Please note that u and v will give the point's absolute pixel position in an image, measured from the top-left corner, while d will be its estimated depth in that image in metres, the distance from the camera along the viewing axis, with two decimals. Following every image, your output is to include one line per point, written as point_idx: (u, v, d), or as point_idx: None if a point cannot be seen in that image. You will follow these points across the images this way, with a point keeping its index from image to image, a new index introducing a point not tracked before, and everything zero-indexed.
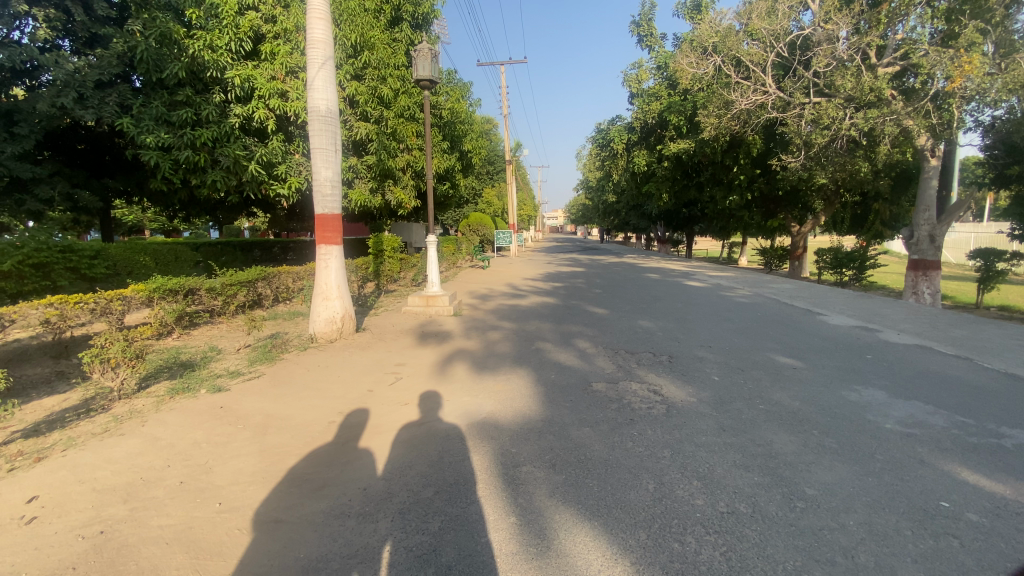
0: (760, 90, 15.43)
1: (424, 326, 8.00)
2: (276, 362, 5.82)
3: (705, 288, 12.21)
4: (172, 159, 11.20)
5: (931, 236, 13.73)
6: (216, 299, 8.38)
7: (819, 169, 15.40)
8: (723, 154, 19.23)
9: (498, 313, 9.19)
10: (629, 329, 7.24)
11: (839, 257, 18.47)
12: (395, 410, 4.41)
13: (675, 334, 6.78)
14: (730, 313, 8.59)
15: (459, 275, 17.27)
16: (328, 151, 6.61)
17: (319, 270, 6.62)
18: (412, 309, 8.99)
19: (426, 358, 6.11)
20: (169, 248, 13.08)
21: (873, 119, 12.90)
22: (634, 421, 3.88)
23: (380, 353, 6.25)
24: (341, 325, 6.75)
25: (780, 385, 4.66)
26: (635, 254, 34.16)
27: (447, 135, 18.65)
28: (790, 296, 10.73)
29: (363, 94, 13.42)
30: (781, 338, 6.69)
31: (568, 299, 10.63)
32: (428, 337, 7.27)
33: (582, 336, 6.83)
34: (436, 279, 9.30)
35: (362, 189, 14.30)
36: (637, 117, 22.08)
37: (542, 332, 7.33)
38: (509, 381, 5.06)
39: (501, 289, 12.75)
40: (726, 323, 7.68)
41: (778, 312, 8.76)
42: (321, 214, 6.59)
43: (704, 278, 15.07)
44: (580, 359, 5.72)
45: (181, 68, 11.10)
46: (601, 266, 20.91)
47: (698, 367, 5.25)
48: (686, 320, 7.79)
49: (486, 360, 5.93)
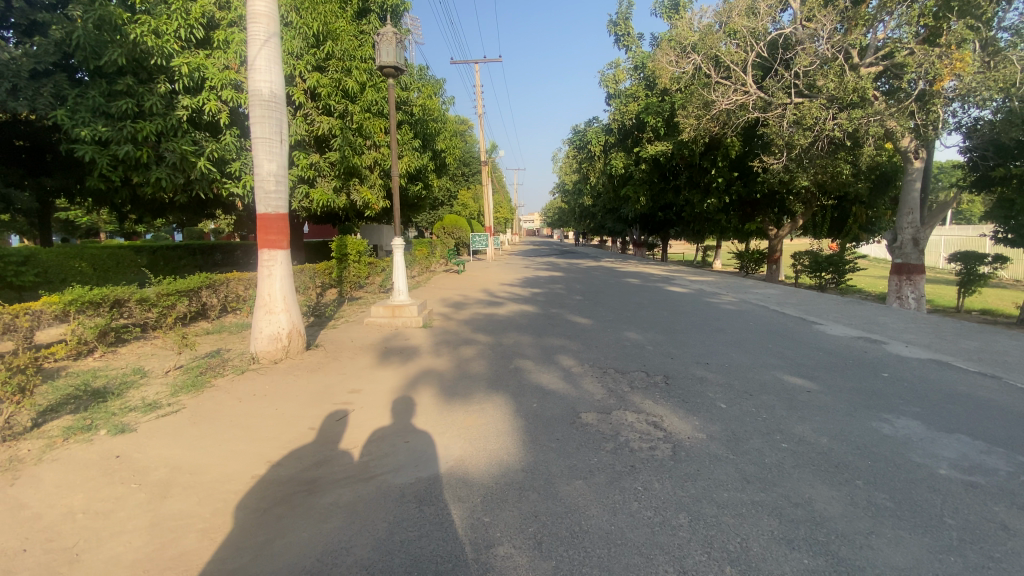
0: (741, 90, 15.03)
1: (388, 341, 7.12)
2: (205, 390, 4.89)
3: (690, 294, 11.62)
4: (110, 155, 9.93)
5: (915, 239, 13.51)
6: (150, 311, 7.33)
7: (801, 171, 15.05)
8: (701, 157, 18.88)
9: (472, 324, 8.37)
10: (617, 342, 6.52)
11: (819, 261, 18.21)
12: (341, 456, 3.56)
13: (668, 349, 6.09)
14: (723, 322, 7.97)
15: (431, 280, 16.37)
16: (272, 141, 5.74)
17: (262, 279, 5.77)
18: (375, 320, 8.10)
19: (386, 382, 5.25)
20: (109, 252, 11.81)
21: (857, 120, 12.58)
22: (637, 468, 3.12)
23: (332, 377, 5.36)
24: (287, 343, 5.89)
25: (799, 415, 3.98)
26: (612, 257, 33.74)
27: (418, 133, 17.77)
28: (779, 302, 10.22)
29: (325, 86, 12.66)
30: (783, 352, 6.08)
31: (547, 307, 9.86)
32: (391, 353, 6.40)
33: (565, 352, 6.09)
34: (403, 286, 8.44)
35: (325, 188, 13.47)
36: (614, 118, 21.55)
37: (521, 346, 6.56)
38: (483, 411, 4.27)
39: (476, 296, 11.94)
40: (720, 334, 7.03)
41: (772, 321, 8.18)
42: (263, 214, 5.74)
43: (686, 282, 14.52)
44: (565, 381, 4.95)
45: (121, 56, 9.71)
46: (579, 270, 20.29)
47: (701, 390, 4.56)
48: (678, 332, 7.12)
49: (456, 383, 5.12)
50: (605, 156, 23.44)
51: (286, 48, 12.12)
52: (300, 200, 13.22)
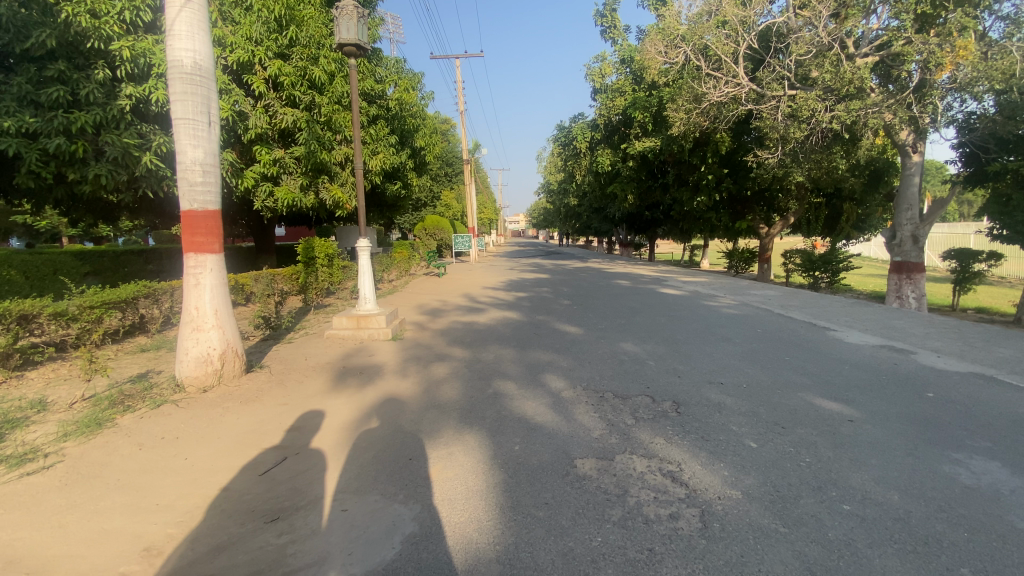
0: (733, 81, 14.28)
1: (348, 358, 6.16)
2: (103, 432, 3.90)
3: (686, 297, 10.78)
4: (40, 149, 8.75)
5: (915, 237, 12.92)
6: (70, 327, 6.36)
7: (796, 167, 14.12)
8: (690, 153, 18.22)
9: (447, 335, 7.46)
10: (611, 358, 5.65)
11: (813, 259, 17.55)
12: (252, 539, 2.61)
13: (672, 366, 5.23)
14: (727, 329, 7.17)
15: (410, 285, 15.38)
16: (197, 123, 4.77)
17: (188, 289, 4.83)
18: (338, 333, 7.12)
19: (337, 417, 4.27)
20: (46, 258, 10.70)
21: (855, 111, 11.79)
22: (657, 556, 2.24)
23: (270, 410, 4.39)
24: (220, 366, 4.92)
25: (851, 457, 3.15)
26: (598, 259, 32.97)
27: (396, 129, 16.80)
28: (782, 305, 9.47)
29: (288, 75, 11.62)
30: (804, 366, 5.26)
31: (532, 314, 8.98)
32: (348, 376, 5.43)
33: (553, 370, 5.19)
34: (370, 293, 7.47)
35: (290, 186, 12.51)
36: (600, 113, 20.72)
37: (502, 362, 5.66)
38: (452, 458, 3.33)
39: (455, 301, 11.04)
40: (726, 345, 6.20)
41: (780, 326, 7.40)
42: (187, 211, 4.78)
43: (679, 283, 13.72)
44: (554, 411, 4.06)
45: (50, 37, 8.63)
46: (565, 272, 19.49)
47: (724, 425, 3.69)
48: (680, 342, 6.29)
49: (422, 415, 4.19)
50: (590, 154, 22.58)
51: (244, 33, 11.12)
52: (264, 199, 12.42)
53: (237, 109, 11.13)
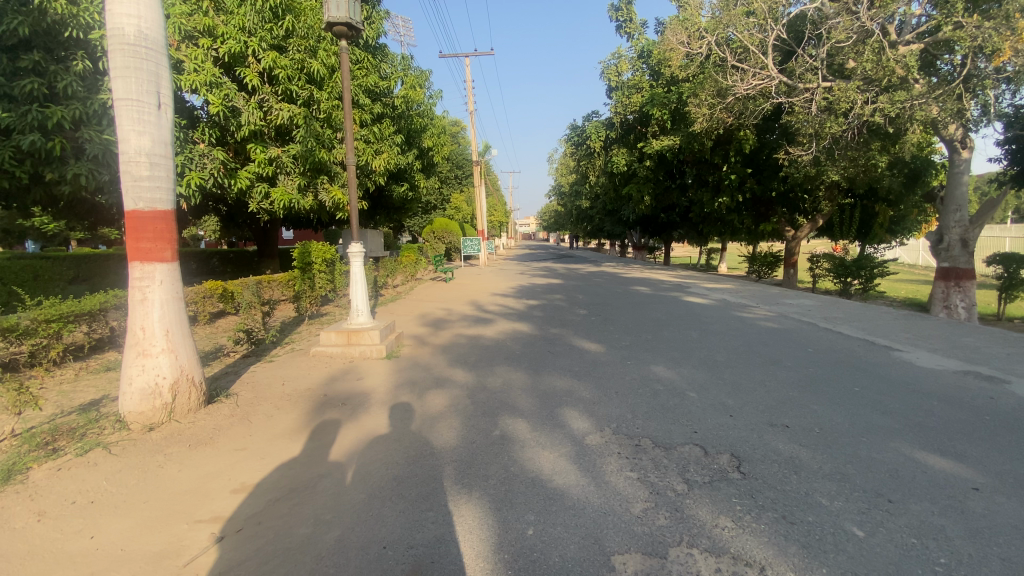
0: (762, 72, 13.22)
1: (332, 383, 5.30)
2: (5, 489, 3.10)
3: (714, 307, 9.77)
4: (13, 146, 7.53)
5: (965, 241, 11.73)
6: (21, 344, 5.59)
7: (830, 164, 13.03)
8: (711, 151, 17.26)
9: (451, 352, 6.60)
10: (641, 387, 4.71)
11: (845, 264, 16.31)
12: None
13: (719, 401, 4.29)
14: (771, 348, 6.20)
15: (415, 291, 14.57)
16: (142, 106, 3.96)
17: (132, 306, 4.01)
18: (326, 350, 6.26)
19: (303, 470, 3.39)
20: (24, 265, 9.69)
21: (900, 102, 10.76)
22: None
23: (223, 460, 3.53)
24: (171, 398, 4.08)
25: (1006, 562, 2.23)
26: (610, 263, 31.89)
27: (403, 129, 16.06)
28: (825, 316, 8.48)
29: (284, 68, 10.87)
30: (882, 401, 4.28)
31: (545, 327, 8.07)
32: (328, 408, 4.55)
33: (574, 405, 4.27)
34: (364, 305, 6.59)
35: (287, 187, 11.76)
36: (615, 111, 19.79)
37: (511, 391, 4.74)
38: (440, 549, 2.42)
39: (462, 311, 10.18)
40: (777, 369, 5.25)
41: (831, 344, 6.42)
42: (131, 210, 3.97)
43: (703, 291, 12.72)
44: (577, 466, 3.17)
45: (23, 26, 7.27)
46: (579, 277, 18.50)
47: (807, 497, 2.74)
48: (720, 366, 5.33)
49: (407, 469, 3.28)
50: (605, 154, 21.56)
51: (237, 23, 10.47)
52: (260, 200, 11.67)
53: (229, 104, 10.44)
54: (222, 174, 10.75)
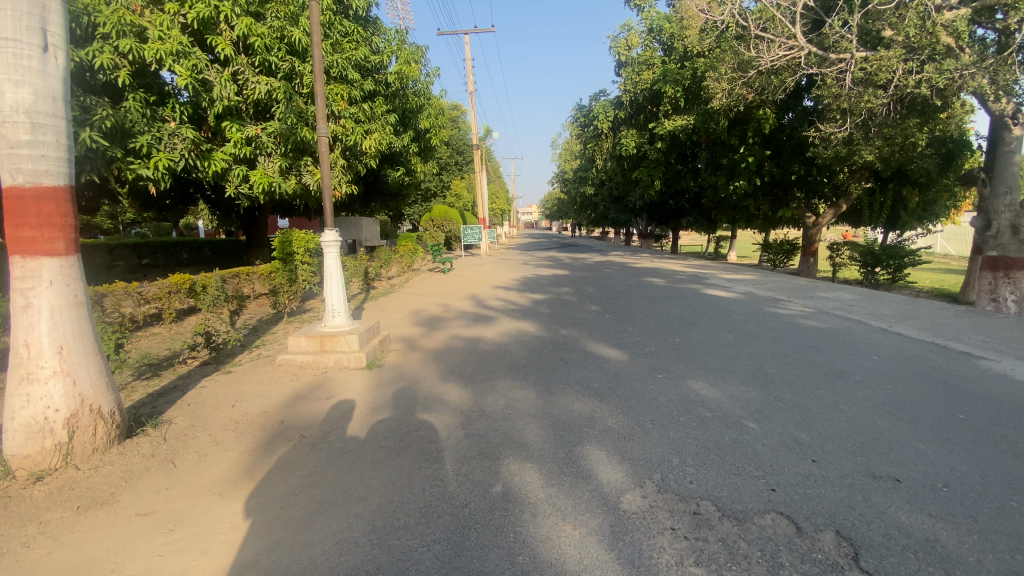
0: (789, 41, 11.94)
1: (296, 403, 4.31)
2: None
3: (741, 302, 8.75)
4: None
5: (1017, 226, 10.44)
6: None
7: (864, 144, 11.91)
8: (728, 131, 15.99)
9: (444, 359, 5.62)
10: (682, 413, 3.69)
11: (874, 253, 15.00)
12: None
13: (790, 436, 3.27)
14: (827, 356, 5.16)
15: (410, 283, 13.56)
16: (19, 46, 2.97)
17: (14, 315, 3.00)
18: (294, 358, 5.25)
19: (228, 548, 2.40)
20: None
21: (949, 71, 9.56)
22: None
23: (117, 537, 2.53)
24: (69, 435, 3.07)
25: None
26: (617, 252, 30.71)
27: (398, 108, 14.97)
28: (873, 313, 7.43)
29: (260, 36, 9.76)
30: (1006, 440, 3.25)
31: (553, 327, 7.05)
32: (281, 442, 3.54)
33: (599, 441, 3.26)
34: (340, 304, 5.59)
35: (267, 169, 10.72)
36: (625, 90, 18.63)
37: (518, 419, 3.72)
38: None
39: (460, 306, 9.19)
40: (845, 386, 4.25)
41: (896, 350, 5.38)
42: (7, 187, 2.96)
43: (724, 282, 11.68)
44: (616, 557, 2.16)
45: None
46: (585, 267, 17.47)
47: None
48: (774, 381, 4.30)
49: (372, 554, 2.28)
50: (613, 136, 20.39)
51: None
52: (237, 184, 10.64)
53: (199, 76, 9.36)
54: (194, 156, 9.81)
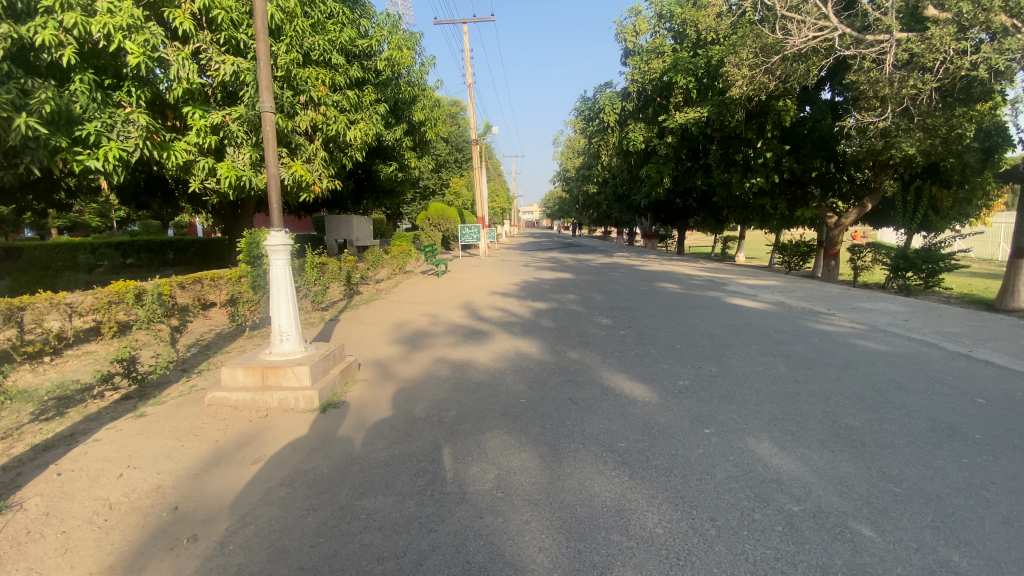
0: (819, 22, 10.62)
1: (212, 469, 3.16)
2: None
3: (775, 315, 7.55)
4: None
5: None
6: None
7: (903, 137, 10.70)
8: (745, 124, 14.59)
9: (421, 394, 4.42)
10: (756, 505, 2.50)
11: (908, 257, 13.63)
12: None
13: (938, 560, 2.09)
14: (917, 397, 3.97)
15: (400, 288, 12.38)
16: None
17: None
18: (229, 398, 4.09)
19: None
20: None
21: (1010, 51, 8.27)
22: None
23: None
24: None
25: None
26: (621, 252, 29.47)
27: (390, 98, 13.79)
28: (941, 332, 6.20)
29: (224, 8, 8.70)
30: None
31: (558, 347, 5.88)
32: (158, 554, 2.38)
33: (638, 567, 2.09)
34: (291, 324, 4.43)
35: (237, 161, 9.58)
36: (633, 80, 17.41)
37: (512, 512, 2.52)
38: None
39: (452, 318, 8.00)
40: (971, 451, 3.04)
41: (1003, 388, 4.16)
42: None
43: (747, 290, 10.48)
44: None
45: None
46: (591, 269, 16.24)
47: None
48: (868, 444, 3.12)
49: None
50: (619, 130, 19.21)
51: None
52: (204, 178, 9.51)
53: (155, 54, 8.20)
54: (151, 145, 8.59)
